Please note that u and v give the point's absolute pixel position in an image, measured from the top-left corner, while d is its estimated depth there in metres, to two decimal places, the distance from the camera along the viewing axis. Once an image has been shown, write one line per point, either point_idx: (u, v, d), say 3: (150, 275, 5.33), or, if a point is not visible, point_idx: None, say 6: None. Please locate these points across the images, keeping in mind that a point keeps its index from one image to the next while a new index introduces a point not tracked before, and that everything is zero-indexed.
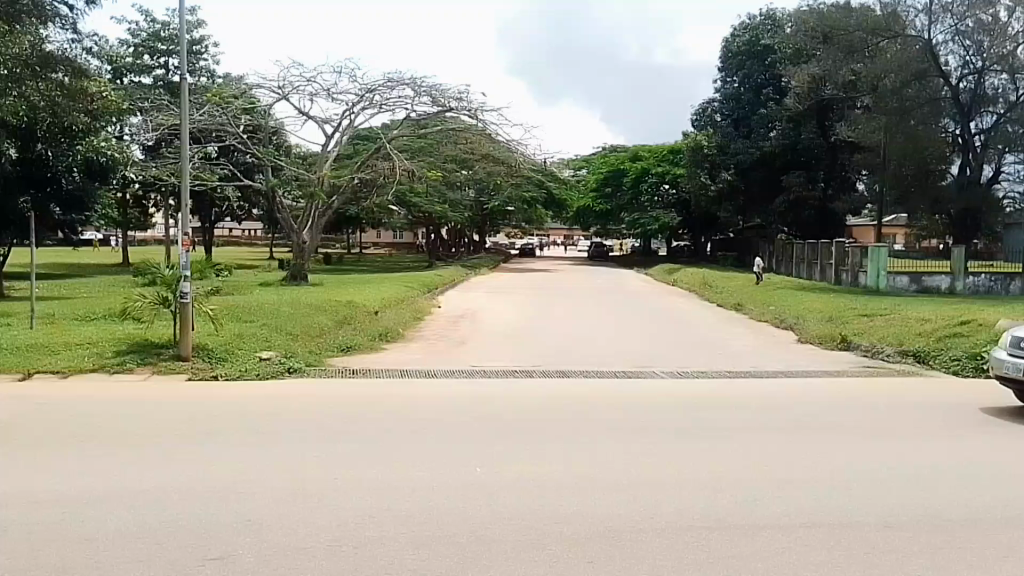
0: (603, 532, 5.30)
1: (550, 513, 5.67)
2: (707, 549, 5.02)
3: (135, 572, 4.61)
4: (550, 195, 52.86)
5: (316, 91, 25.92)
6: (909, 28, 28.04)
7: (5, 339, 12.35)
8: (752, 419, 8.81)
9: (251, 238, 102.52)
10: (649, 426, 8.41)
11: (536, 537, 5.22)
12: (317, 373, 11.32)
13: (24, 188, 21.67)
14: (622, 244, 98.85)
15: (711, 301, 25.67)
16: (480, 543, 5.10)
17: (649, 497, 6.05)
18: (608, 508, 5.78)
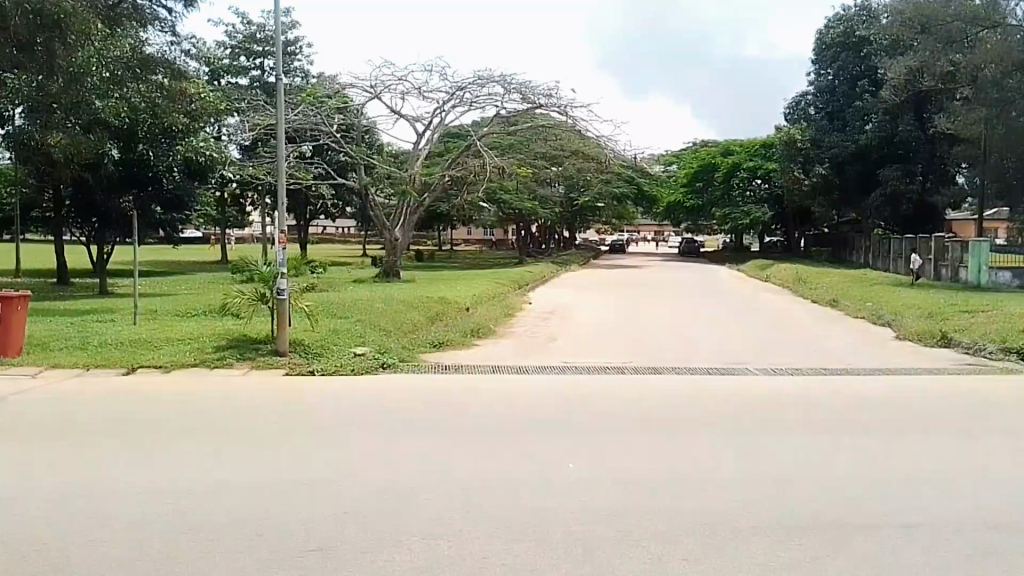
0: (702, 528, 5.08)
1: (649, 510, 5.44)
2: (811, 550, 4.75)
3: (239, 560, 4.67)
4: (640, 191, 52.14)
5: (406, 90, 26.29)
6: (1009, 16, 26.46)
7: (112, 335, 12.88)
8: (861, 419, 8.32)
9: (345, 237, 105.08)
10: (749, 424, 8.08)
11: (636, 534, 5.01)
12: (409, 368, 11.35)
13: (127, 188, 22.66)
14: (714, 245, 97.18)
15: (805, 296, 24.78)
16: (577, 540, 4.91)
17: (748, 494, 5.78)
18: (708, 504, 5.55)
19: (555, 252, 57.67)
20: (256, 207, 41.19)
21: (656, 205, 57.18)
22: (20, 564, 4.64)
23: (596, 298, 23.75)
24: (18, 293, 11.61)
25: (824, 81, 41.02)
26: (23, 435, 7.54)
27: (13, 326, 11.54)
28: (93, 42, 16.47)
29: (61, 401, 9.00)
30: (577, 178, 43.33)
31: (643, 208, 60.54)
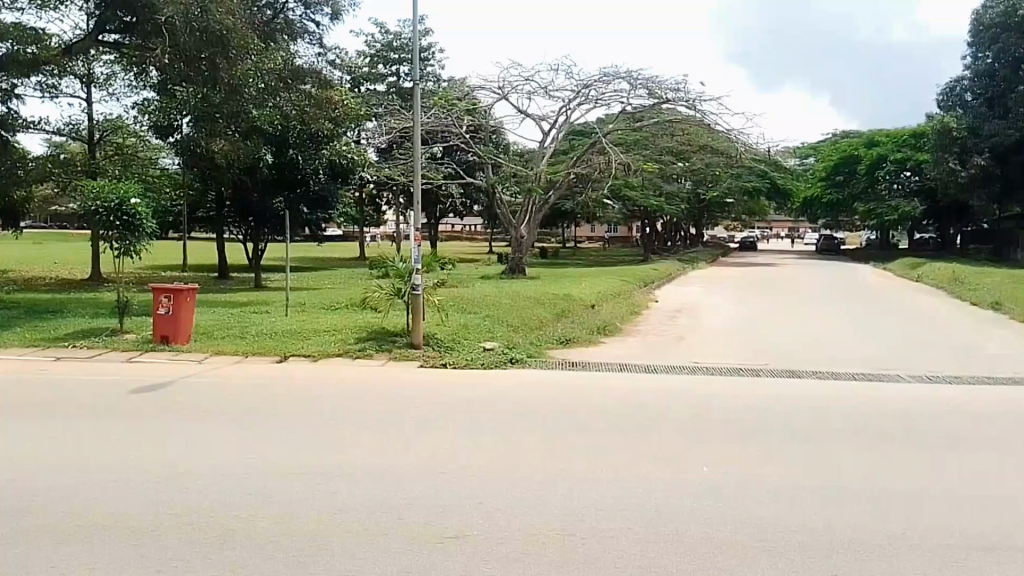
0: (841, 542, 5.16)
1: (778, 520, 5.55)
2: (964, 571, 4.75)
3: (389, 540, 5.16)
4: (775, 186, 50.68)
5: (533, 91, 26.84)
6: None
7: (265, 326, 13.95)
8: (1015, 433, 8.04)
9: (472, 233, 107.13)
10: (887, 434, 7.96)
11: (763, 543, 5.15)
12: (537, 363, 11.73)
13: (279, 190, 24.18)
14: (857, 241, 92.84)
15: (964, 296, 23.46)
16: (710, 544, 5.12)
17: (888, 508, 5.80)
18: (848, 517, 5.61)
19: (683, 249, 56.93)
20: (391, 206, 42.84)
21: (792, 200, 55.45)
22: (198, 531, 5.30)
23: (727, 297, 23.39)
24: (187, 286, 12.83)
25: (982, 65, 38.63)
26: (194, 416, 8.42)
27: (183, 318, 12.74)
28: (249, 56, 17.97)
29: (226, 385, 9.96)
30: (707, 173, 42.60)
31: (777, 204, 58.80)
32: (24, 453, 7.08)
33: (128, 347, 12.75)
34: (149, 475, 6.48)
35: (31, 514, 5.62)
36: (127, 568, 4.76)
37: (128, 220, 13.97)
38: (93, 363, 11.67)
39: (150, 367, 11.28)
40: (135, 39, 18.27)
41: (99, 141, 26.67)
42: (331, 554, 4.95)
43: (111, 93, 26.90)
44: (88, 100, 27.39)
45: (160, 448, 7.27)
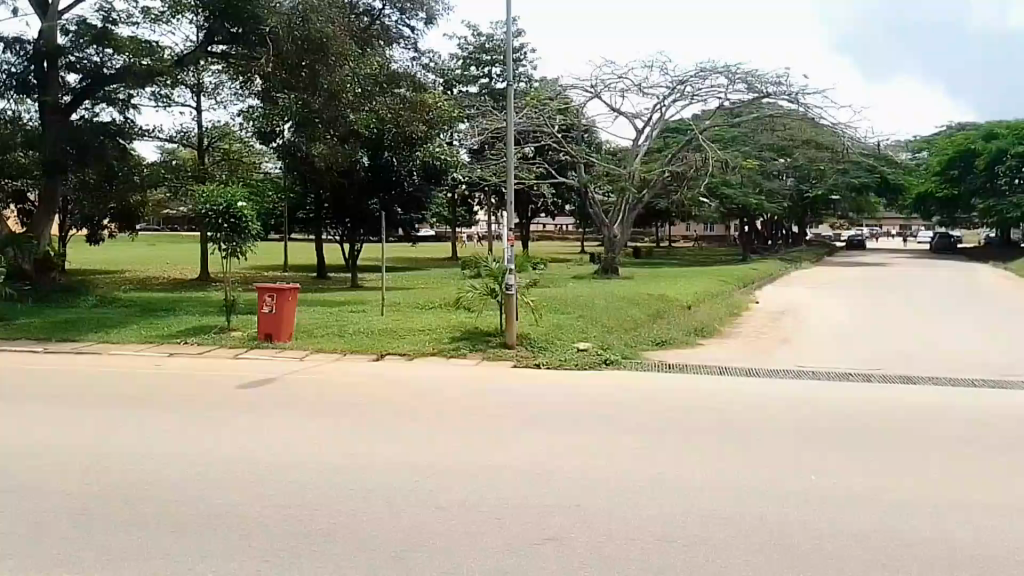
0: (965, 559, 4.85)
1: (895, 533, 5.27)
2: None
3: (486, 540, 5.15)
4: (884, 182, 48.63)
5: (627, 88, 26.57)
6: None
7: (362, 325, 14.24)
8: None
9: (565, 233, 106.98)
10: (1010, 444, 7.46)
11: (876, 557, 4.88)
12: (631, 365, 11.57)
13: (374, 192, 24.71)
14: (973, 240, 88.07)
15: None
16: (821, 557, 4.90)
17: (1017, 523, 5.41)
18: (970, 532, 5.26)
19: (784, 248, 55.24)
20: (484, 207, 43.17)
21: (903, 196, 53.09)
22: (303, 525, 5.42)
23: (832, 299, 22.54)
24: (289, 285, 13.20)
25: None
26: (296, 411, 8.64)
27: (285, 316, 13.14)
28: (347, 62, 18.51)
29: (326, 383, 10.19)
30: (810, 169, 41.22)
31: (887, 201, 56.42)
32: (139, 444, 7.40)
33: (235, 344, 13.24)
34: (254, 468, 6.67)
35: (143, 502, 5.85)
36: (235, 557, 4.89)
37: (235, 223, 14.50)
38: (203, 359, 12.19)
39: (254, 364, 11.64)
40: (241, 49, 19.02)
41: (207, 147, 27.86)
42: (433, 551, 4.97)
43: (219, 101, 28.05)
44: (197, 108, 28.64)
45: (264, 441, 7.50)
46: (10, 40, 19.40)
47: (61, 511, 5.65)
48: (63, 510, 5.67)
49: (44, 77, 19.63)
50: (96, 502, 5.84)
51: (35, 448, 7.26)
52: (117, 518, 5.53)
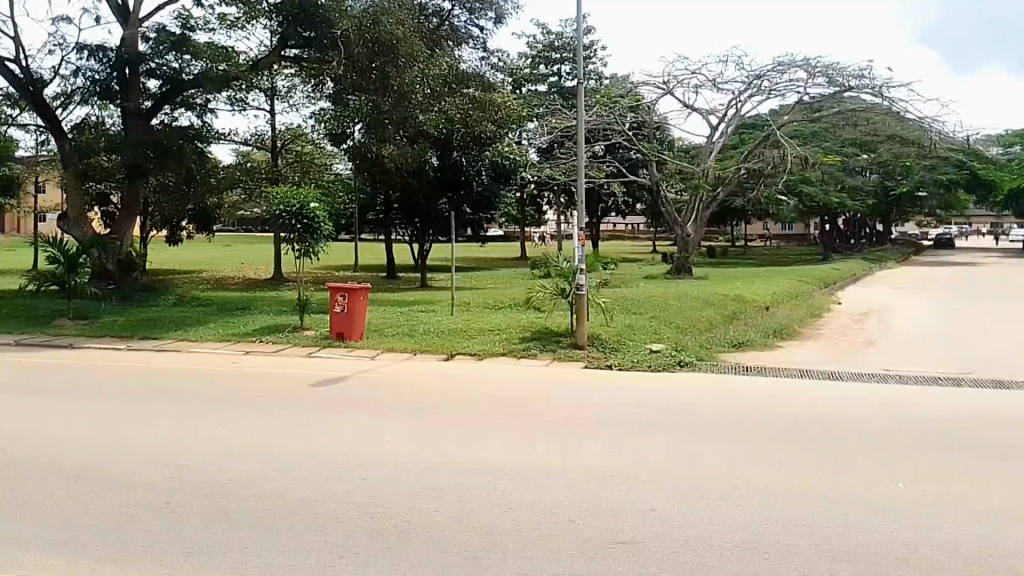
0: None
1: (993, 544, 4.96)
2: None
3: (557, 543, 5.03)
4: (974, 178, 46.64)
5: (701, 83, 26.12)
6: None
7: (433, 324, 14.28)
8: None
9: (637, 233, 106.06)
10: None
11: (972, 570, 4.60)
12: (706, 367, 11.28)
13: (444, 192, 24.84)
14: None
15: None
16: (911, 569, 4.62)
17: None
18: None
19: (867, 247, 53.49)
20: (554, 206, 43.05)
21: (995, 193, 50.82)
22: (374, 522, 5.41)
23: (920, 299, 21.70)
24: (360, 285, 13.33)
25: None
26: (367, 410, 8.68)
27: (356, 315, 13.26)
28: (417, 63, 18.67)
29: (397, 382, 10.22)
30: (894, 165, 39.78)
31: (978, 199, 54.09)
32: (215, 440, 7.53)
33: (308, 343, 13.43)
34: (325, 465, 6.70)
35: (216, 498, 5.92)
36: (307, 553, 4.90)
37: (308, 224, 14.71)
38: (278, 357, 12.39)
39: (326, 363, 11.77)
40: (313, 52, 19.31)
41: (280, 149, 28.46)
42: (505, 552, 4.89)
43: (292, 104, 28.62)
44: (272, 111, 29.27)
45: (336, 440, 7.53)
46: (95, 48, 19.92)
47: (140, 504, 5.77)
48: (142, 503, 5.79)
49: (126, 83, 20.30)
50: (174, 496, 5.95)
51: (116, 443, 7.45)
52: (194, 512, 5.62)
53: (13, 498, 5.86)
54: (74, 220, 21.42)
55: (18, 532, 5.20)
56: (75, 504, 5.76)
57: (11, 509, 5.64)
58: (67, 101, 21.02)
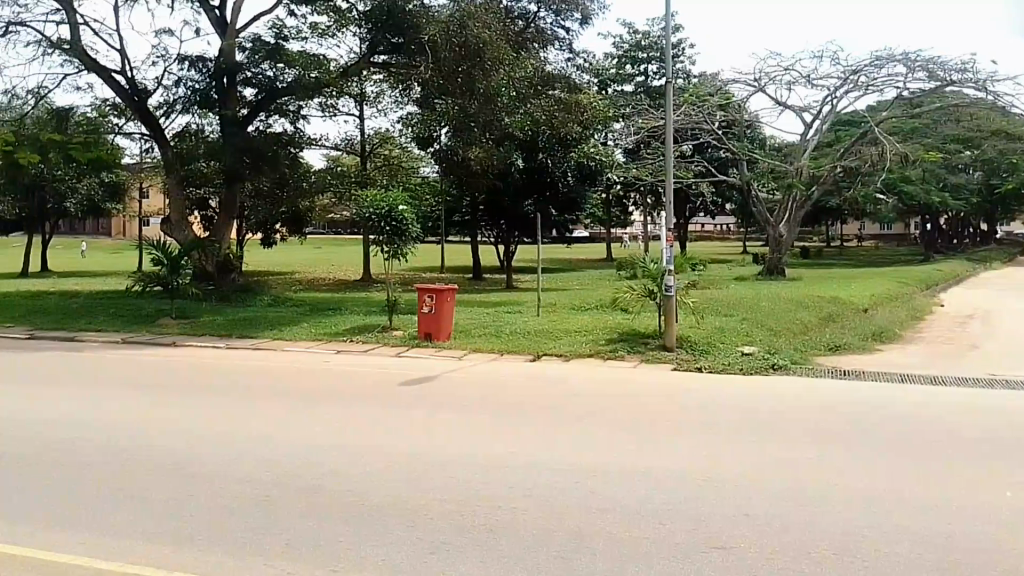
0: None
1: None
2: None
3: (647, 545, 5.00)
4: None
5: (794, 80, 25.48)
6: None
7: (520, 325, 14.37)
8: None
9: (726, 233, 104.26)
10: None
11: None
12: (800, 370, 11.01)
13: (530, 194, 24.93)
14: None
15: None
16: None
17: None
18: None
19: (971, 248, 51.08)
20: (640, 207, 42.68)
21: None
22: (464, 519, 5.48)
23: None
24: (447, 286, 13.52)
25: None
26: (456, 409, 8.79)
27: (444, 315, 13.45)
28: (503, 66, 18.83)
29: (486, 382, 10.32)
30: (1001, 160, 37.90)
31: None
32: (310, 436, 7.77)
33: (398, 343, 13.71)
34: (416, 463, 6.83)
35: (312, 493, 6.10)
36: (399, 547, 5.01)
37: (396, 226, 15.01)
38: (369, 356, 12.69)
39: (414, 362, 11.98)
40: (401, 58, 19.70)
41: (369, 153, 29.05)
42: (596, 552, 4.89)
43: (381, 109, 29.23)
44: (362, 116, 29.96)
45: (426, 438, 7.66)
46: (195, 59, 20.84)
47: (241, 496, 6.02)
48: (241, 496, 6.03)
49: (224, 92, 21.17)
50: (272, 490, 6.17)
51: (217, 437, 7.77)
52: (291, 505, 5.83)
53: (123, 488, 6.19)
54: (176, 223, 22.34)
55: (129, 520, 5.50)
56: (180, 495, 6.04)
57: (123, 498, 5.96)
58: (169, 110, 22.03)
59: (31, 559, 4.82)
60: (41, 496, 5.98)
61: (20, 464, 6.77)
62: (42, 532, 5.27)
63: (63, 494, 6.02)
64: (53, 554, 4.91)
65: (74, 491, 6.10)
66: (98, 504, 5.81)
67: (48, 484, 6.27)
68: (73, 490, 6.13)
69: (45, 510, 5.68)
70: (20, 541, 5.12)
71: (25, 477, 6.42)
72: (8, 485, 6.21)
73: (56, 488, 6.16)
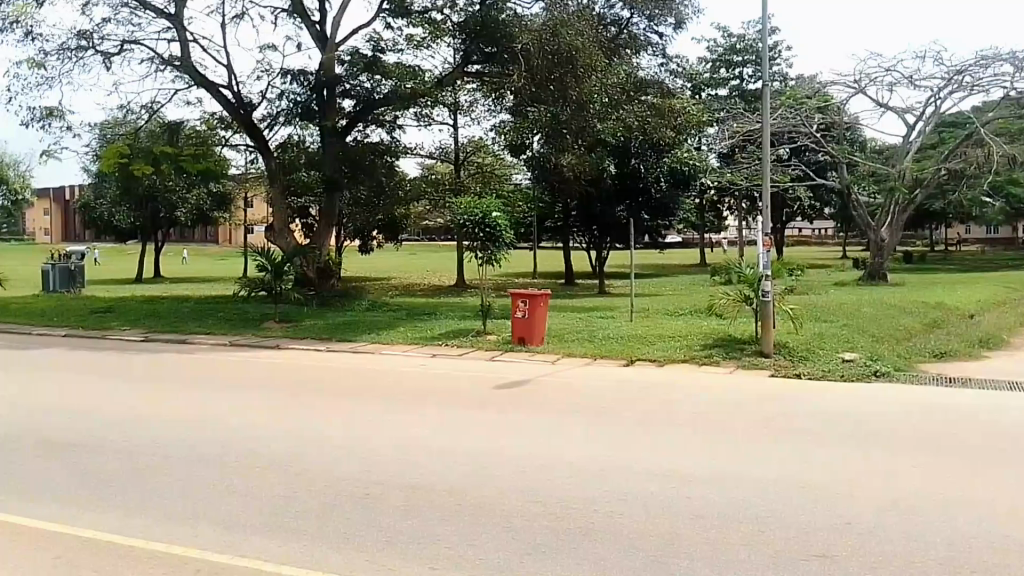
0: None
1: None
2: None
3: (748, 552, 5.05)
4: None
5: (895, 81, 24.68)
6: None
7: (612, 330, 14.47)
8: None
9: (823, 239, 101.34)
10: None
11: None
12: (904, 377, 10.74)
13: (621, 199, 24.94)
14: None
15: None
16: None
17: None
18: None
19: None
20: (733, 212, 42.02)
21: None
22: (561, 522, 5.65)
23: None
24: (540, 291, 13.73)
25: None
26: (550, 413, 8.97)
27: (537, 321, 13.67)
28: (596, 72, 18.97)
29: (578, 387, 10.46)
30: None
31: None
32: (408, 437, 8.06)
33: (493, 347, 14.01)
34: (514, 465, 7.04)
35: (416, 492, 6.38)
36: (502, 548, 5.21)
37: (490, 232, 15.33)
38: (465, 360, 13.03)
39: (507, 367, 12.21)
40: (494, 67, 20.05)
41: (462, 161, 29.46)
42: (693, 558, 4.97)
43: (475, 118, 29.75)
44: (456, 125, 30.55)
45: (522, 440, 7.86)
46: (296, 73, 21.78)
47: (350, 493, 6.35)
48: (345, 495, 6.34)
49: (324, 104, 21.80)
50: (377, 489, 6.47)
51: (324, 437, 8.16)
52: (394, 504, 6.10)
53: (233, 486, 6.57)
54: (279, 230, 23.31)
55: (240, 516, 5.86)
56: (287, 493, 6.39)
57: (232, 496, 6.33)
58: (273, 123, 23.03)
59: (155, 551, 5.21)
60: (159, 492, 6.39)
61: (139, 462, 7.25)
62: (168, 524, 5.69)
63: (178, 492, 6.43)
64: (174, 548, 5.28)
65: (187, 488, 6.50)
66: (210, 501, 6.19)
67: (165, 481, 6.70)
68: (186, 488, 6.53)
69: (162, 506, 6.09)
70: (143, 534, 5.52)
71: (142, 474, 6.88)
72: (129, 482, 6.67)
73: (171, 485, 6.59)
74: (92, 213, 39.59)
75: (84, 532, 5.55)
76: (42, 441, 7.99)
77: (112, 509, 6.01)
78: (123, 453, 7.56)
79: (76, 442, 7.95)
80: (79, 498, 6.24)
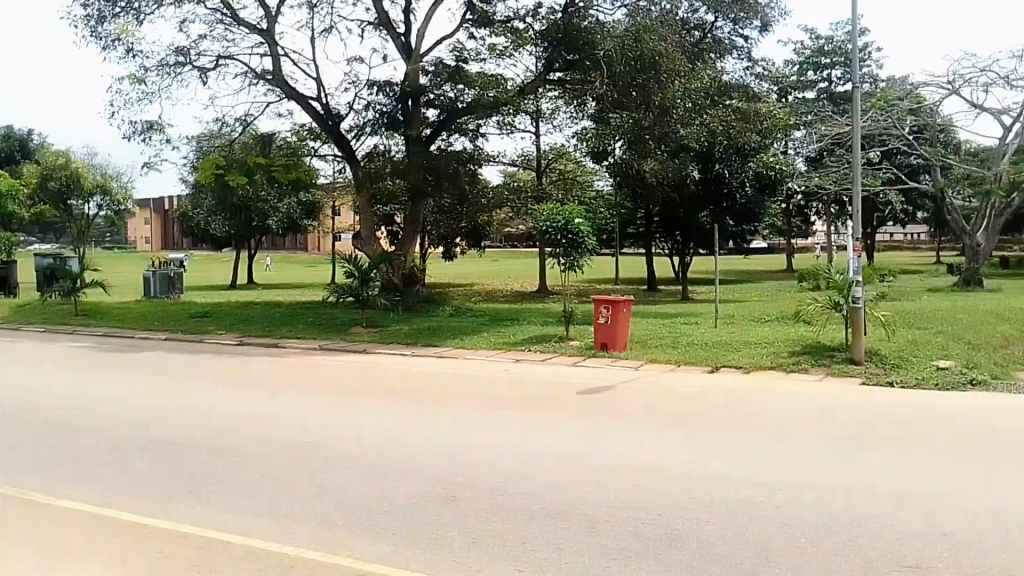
0: None
1: None
2: None
3: (836, 562, 5.05)
4: None
5: (992, 81, 23.74)
6: None
7: (696, 336, 14.41)
8: None
9: (917, 243, 97.75)
10: None
11: None
12: (1002, 386, 10.40)
13: (704, 205, 24.71)
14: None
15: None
16: None
17: None
18: None
19: None
20: (821, 217, 41.04)
21: None
22: (644, 528, 5.75)
23: None
24: (622, 297, 13.78)
25: None
26: (633, 419, 9.05)
27: (620, 328, 13.73)
28: (679, 77, 18.95)
29: (663, 393, 10.48)
30: None
31: None
32: (495, 441, 8.27)
33: (576, 353, 14.14)
34: (598, 469, 7.16)
35: (502, 494, 6.57)
36: (589, 552, 5.35)
37: (573, 239, 15.47)
38: (549, 365, 13.21)
39: (591, 372, 12.31)
40: (576, 75, 20.17)
41: (544, 168, 29.68)
42: (781, 567, 5.00)
43: (557, 125, 29.92)
44: (539, 133, 30.80)
45: (606, 445, 7.97)
46: (383, 84, 22.42)
47: (440, 495, 6.59)
48: (434, 496, 6.58)
49: (409, 114, 22.62)
50: (465, 491, 6.69)
51: (413, 439, 8.45)
52: (482, 506, 6.31)
53: (325, 486, 6.88)
54: (366, 237, 24.01)
55: (334, 515, 6.15)
56: (377, 494, 6.65)
57: (326, 494, 6.67)
58: (360, 133, 23.74)
59: (253, 548, 5.54)
60: (256, 490, 6.78)
61: (236, 462, 7.65)
62: (267, 521, 6.04)
63: (275, 490, 6.80)
64: (275, 545, 5.61)
65: (282, 488, 6.85)
66: (304, 501, 6.51)
67: (262, 480, 7.08)
68: (281, 486, 6.90)
69: (258, 504, 6.46)
70: (242, 531, 5.88)
71: (241, 473, 7.28)
72: (227, 481, 7.07)
73: (268, 485, 6.94)
74: (190, 222, 41.50)
75: (186, 527, 5.94)
76: (147, 441, 8.49)
77: (215, 506, 6.39)
78: (225, 452, 8.01)
79: (178, 441, 8.43)
80: (183, 496, 6.65)
